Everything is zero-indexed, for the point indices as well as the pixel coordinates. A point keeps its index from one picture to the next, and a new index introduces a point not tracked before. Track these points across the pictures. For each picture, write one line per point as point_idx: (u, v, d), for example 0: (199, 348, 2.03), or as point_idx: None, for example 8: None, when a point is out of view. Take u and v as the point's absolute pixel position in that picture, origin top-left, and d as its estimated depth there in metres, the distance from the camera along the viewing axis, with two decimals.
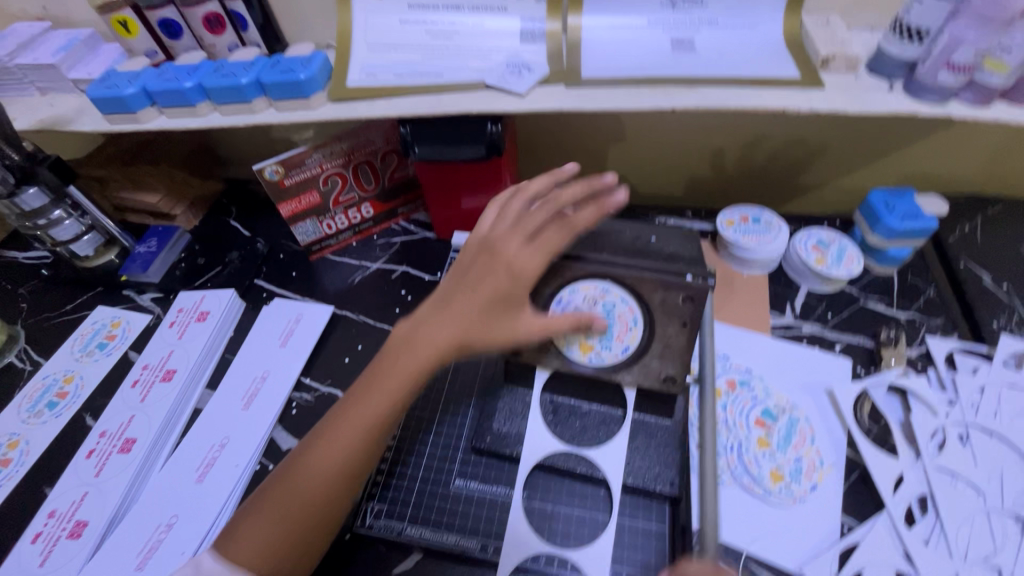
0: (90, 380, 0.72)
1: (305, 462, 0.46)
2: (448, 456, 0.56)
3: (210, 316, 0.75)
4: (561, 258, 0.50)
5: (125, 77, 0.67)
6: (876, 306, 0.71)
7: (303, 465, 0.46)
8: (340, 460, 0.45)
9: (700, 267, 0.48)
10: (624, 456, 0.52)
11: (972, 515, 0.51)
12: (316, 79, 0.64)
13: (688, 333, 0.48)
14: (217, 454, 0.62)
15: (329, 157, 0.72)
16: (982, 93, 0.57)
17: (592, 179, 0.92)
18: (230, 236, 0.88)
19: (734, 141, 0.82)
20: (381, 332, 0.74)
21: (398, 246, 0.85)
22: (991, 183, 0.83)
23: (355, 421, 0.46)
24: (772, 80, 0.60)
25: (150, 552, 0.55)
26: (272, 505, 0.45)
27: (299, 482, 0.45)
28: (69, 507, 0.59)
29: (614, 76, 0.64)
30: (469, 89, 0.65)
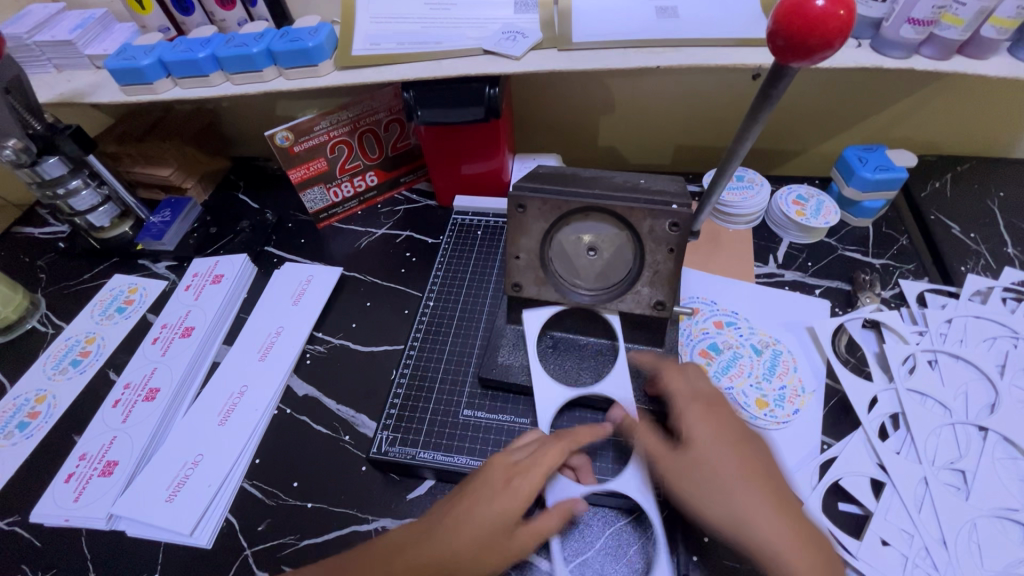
0: (111, 341, 0.75)
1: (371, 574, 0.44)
2: (457, 391, 0.62)
3: (224, 278, 0.78)
4: (554, 193, 0.52)
5: (140, 50, 0.71)
6: (853, 254, 0.75)
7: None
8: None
9: (684, 198, 0.51)
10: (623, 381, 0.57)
11: (938, 427, 0.56)
12: (323, 47, 0.68)
13: (675, 259, 0.52)
14: (238, 400, 0.66)
15: (335, 125, 0.76)
16: (943, 47, 0.61)
17: (585, 150, 0.97)
18: (240, 208, 0.92)
19: (718, 108, 0.86)
20: (388, 290, 0.78)
21: (401, 213, 0.89)
22: (961, 144, 0.88)
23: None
24: (751, 41, 0.65)
25: (179, 486, 0.59)
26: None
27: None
28: (100, 450, 0.63)
29: (603, 40, 0.67)
30: (467, 54, 0.69)
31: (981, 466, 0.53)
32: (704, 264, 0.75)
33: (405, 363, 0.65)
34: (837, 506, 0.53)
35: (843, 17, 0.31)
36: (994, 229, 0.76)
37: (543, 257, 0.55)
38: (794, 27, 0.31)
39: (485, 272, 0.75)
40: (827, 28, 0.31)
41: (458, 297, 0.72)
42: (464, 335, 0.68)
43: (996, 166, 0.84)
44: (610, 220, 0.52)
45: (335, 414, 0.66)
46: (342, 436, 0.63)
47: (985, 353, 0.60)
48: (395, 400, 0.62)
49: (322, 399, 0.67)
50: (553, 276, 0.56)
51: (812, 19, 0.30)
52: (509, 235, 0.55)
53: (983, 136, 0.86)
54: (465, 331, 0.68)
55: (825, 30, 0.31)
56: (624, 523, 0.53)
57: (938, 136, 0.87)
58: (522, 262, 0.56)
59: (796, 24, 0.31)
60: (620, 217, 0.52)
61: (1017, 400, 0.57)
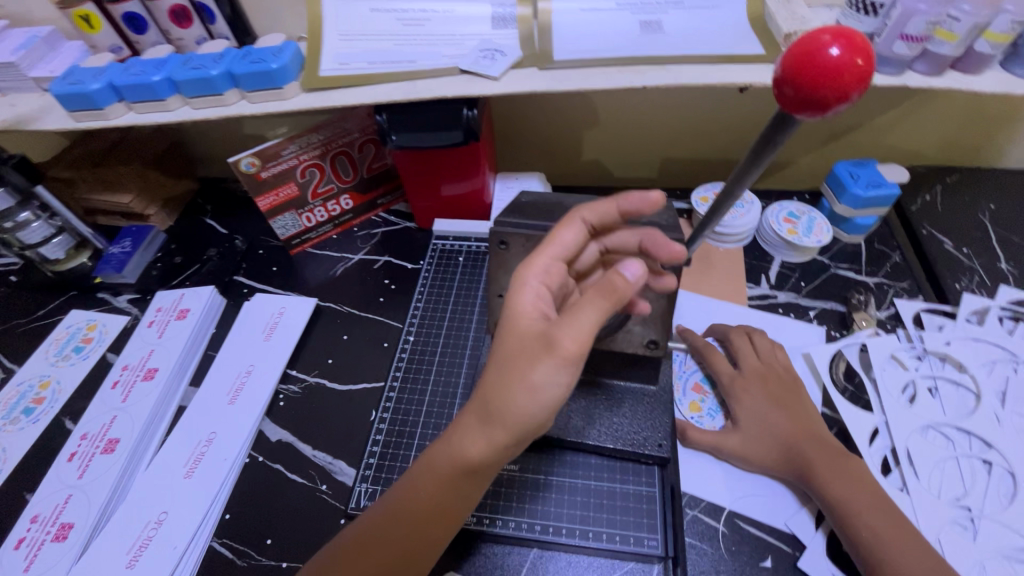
0: (67, 385, 0.70)
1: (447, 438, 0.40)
2: (440, 435, 0.59)
3: (190, 314, 0.74)
4: (537, 229, 0.49)
5: (90, 73, 0.66)
6: (846, 273, 0.73)
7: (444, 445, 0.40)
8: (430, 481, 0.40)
9: (676, 232, 0.48)
10: (614, 424, 0.54)
11: (942, 460, 0.53)
12: (289, 68, 0.64)
13: (668, 297, 0.49)
14: (205, 449, 0.61)
15: (305, 148, 0.72)
16: (936, 61, 0.58)
17: (568, 166, 0.94)
18: (207, 234, 0.87)
19: (705, 122, 0.84)
20: (366, 321, 0.74)
21: (378, 237, 0.85)
22: (948, 155, 0.87)
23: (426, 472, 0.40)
24: (740, 57, 0.61)
25: (141, 550, 0.55)
26: (416, 482, 0.41)
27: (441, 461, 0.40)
28: (53, 511, 0.58)
29: (586, 57, 0.64)
30: (443, 74, 0.65)
31: (988, 502, 0.51)
32: (695, 285, 0.73)
33: (385, 405, 0.62)
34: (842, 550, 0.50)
35: (861, 68, 0.28)
36: (987, 244, 0.74)
37: None
38: (802, 78, 0.28)
39: (468, 301, 0.72)
40: (839, 82, 0.28)
41: (440, 330, 0.69)
42: (446, 372, 0.64)
43: (986, 177, 0.83)
44: None
45: (311, 461, 0.61)
46: (319, 485, 0.59)
47: (986, 379, 0.58)
48: (374, 447, 0.59)
49: (296, 444, 0.63)
50: None
51: (821, 71, 0.28)
52: (490, 273, 0.51)
53: (971, 146, 0.85)
54: (448, 368, 0.65)
55: (836, 84, 0.28)
56: (621, 574, 0.50)
57: (926, 147, 0.85)
58: (505, 301, 0.53)
59: (804, 75, 0.28)
60: None
61: (1020, 429, 0.55)
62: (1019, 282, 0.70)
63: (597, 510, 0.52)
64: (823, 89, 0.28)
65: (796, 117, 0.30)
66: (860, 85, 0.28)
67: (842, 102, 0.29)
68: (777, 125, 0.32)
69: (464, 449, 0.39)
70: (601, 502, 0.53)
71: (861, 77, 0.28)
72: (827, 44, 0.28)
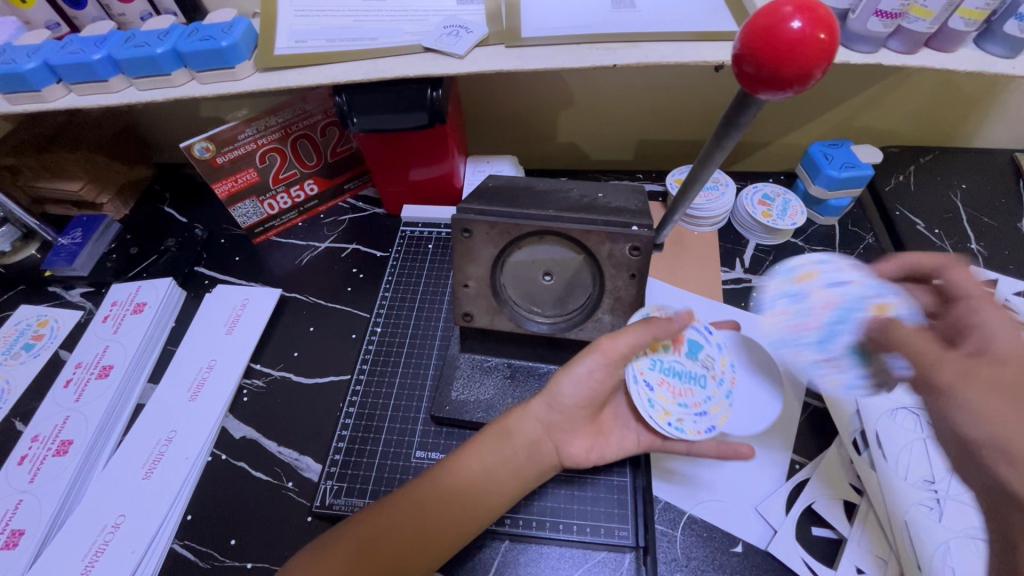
0: (18, 384, 0.67)
1: (453, 461, 0.47)
2: (409, 429, 0.57)
3: (147, 307, 0.70)
4: (502, 215, 0.47)
5: (22, 50, 0.61)
6: (820, 256, 0.73)
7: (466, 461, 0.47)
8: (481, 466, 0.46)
9: (646, 218, 0.47)
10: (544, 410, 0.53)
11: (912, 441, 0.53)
12: (240, 46, 0.60)
13: (637, 285, 0.48)
14: (165, 449, 0.59)
15: (264, 132, 0.69)
16: (911, 40, 0.56)
17: (542, 147, 0.91)
18: (165, 223, 0.83)
19: (681, 103, 0.82)
20: (333, 312, 0.72)
21: (346, 224, 0.82)
22: (922, 135, 0.86)
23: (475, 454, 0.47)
24: (715, 34, 0.59)
25: (96, 556, 0.52)
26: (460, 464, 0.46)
27: (447, 481, 0.45)
28: (3, 517, 0.56)
29: (554, 34, 0.61)
30: (404, 52, 0.61)
31: None
32: (670, 271, 0.71)
33: (352, 399, 0.60)
34: (811, 532, 0.50)
35: (826, 42, 0.26)
36: (958, 224, 0.75)
37: (495, 284, 0.50)
38: (762, 56, 0.27)
39: (437, 290, 0.70)
40: (802, 58, 0.26)
41: (408, 320, 0.67)
42: (415, 364, 0.63)
43: (959, 156, 0.83)
44: (565, 243, 0.48)
45: (276, 458, 0.60)
46: (285, 483, 0.58)
47: None
48: (340, 442, 0.57)
49: (261, 441, 0.61)
50: (507, 305, 0.51)
51: (782, 48, 0.26)
52: (455, 262, 0.49)
53: (944, 126, 0.84)
54: (416, 359, 0.63)
55: (799, 61, 0.26)
56: (593, 564, 0.50)
57: (901, 127, 0.85)
58: (472, 291, 0.51)
59: (763, 52, 0.27)
60: (575, 241, 0.47)
61: None
62: (989, 262, 0.71)
63: (568, 501, 0.52)
64: (785, 67, 0.26)
65: (760, 94, 0.29)
66: (826, 60, 0.27)
67: (806, 78, 0.27)
68: (742, 106, 0.31)
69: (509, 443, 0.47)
70: (571, 492, 0.52)
71: (826, 51, 0.26)
72: (789, 16, 0.26)
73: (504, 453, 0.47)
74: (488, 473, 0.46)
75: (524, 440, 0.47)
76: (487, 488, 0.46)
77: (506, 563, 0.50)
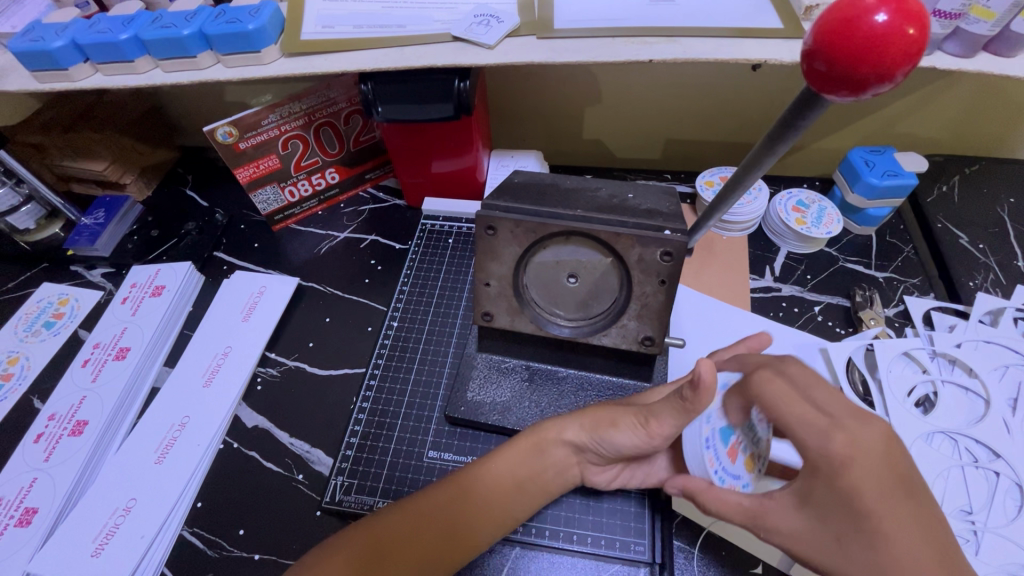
0: (37, 361, 0.67)
1: (484, 464, 0.45)
2: (422, 428, 0.56)
3: (165, 291, 0.70)
4: (528, 213, 0.45)
5: (52, 28, 0.60)
6: (855, 267, 0.70)
7: (487, 469, 0.45)
8: (503, 473, 0.45)
9: (678, 222, 0.45)
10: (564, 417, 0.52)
11: (947, 469, 0.51)
12: (266, 29, 0.58)
13: (666, 292, 0.45)
14: (178, 434, 0.59)
15: (287, 118, 0.67)
16: (969, 43, 0.52)
17: (568, 143, 0.89)
18: (187, 207, 0.83)
19: (714, 102, 0.79)
20: (350, 303, 0.71)
21: (366, 214, 0.81)
22: (968, 144, 0.82)
23: (499, 464, 0.45)
24: (756, 31, 0.56)
25: (107, 538, 0.52)
26: (484, 473, 0.45)
27: (472, 487, 0.44)
28: (18, 495, 0.56)
29: (587, 27, 0.58)
30: (434, 41, 0.59)
31: (993, 515, 0.49)
32: (696, 277, 0.69)
33: (365, 393, 0.59)
34: None
35: (911, 40, 0.24)
36: (1004, 240, 0.71)
37: (517, 285, 0.49)
38: (836, 52, 0.25)
39: (456, 286, 0.68)
40: (882, 58, 0.24)
41: (426, 315, 0.66)
42: (431, 361, 0.61)
43: (1007, 168, 0.78)
44: (592, 245, 0.46)
45: (287, 449, 0.59)
46: (295, 475, 0.57)
47: (997, 385, 0.56)
48: (352, 438, 0.56)
49: (273, 431, 0.60)
50: (529, 306, 0.49)
51: (860, 44, 0.24)
52: (477, 260, 0.48)
53: (993, 135, 0.80)
54: (432, 357, 0.62)
55: (878, 60, 0.24)
56: None
57: (946, 135, 0.80)
58: (494, 290, 0.49)
59: (840, 49, 0.24)
60: (603, 243, 0.45)
61: None
62: None
63: (582, 510, 0.50)
64: (862, 67, 0.24)
65: (827, 95, 0.27)
66: (907, 61, 0.24)
67: (883, 81, 0.25)
68: (804, 109, 0.28)
69: (537, 453, 0.46)
70: (585, 501, 0.51)
71: (911, 49, 0.24)
72: (872, 9, 0.24)
73: (529, 464, 0.45)
74: (513, 480, 0.45)
75: (540, 446, 0.46)
76: (503, 497, 0.45)
77: (515, 570, 0.49)
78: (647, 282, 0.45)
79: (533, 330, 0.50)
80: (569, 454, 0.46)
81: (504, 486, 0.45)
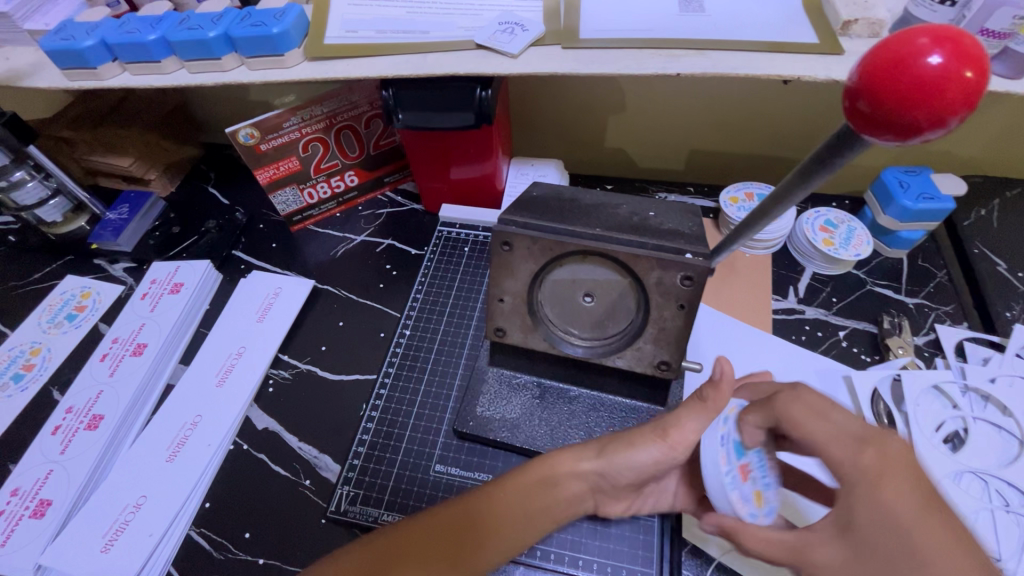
0: (59, 353, 0.68)
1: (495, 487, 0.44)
2: (429, 441, 0.56)
3: (184, 288, 0.71)
4: (545, 230, 0.44)
5: (82, 27, 0.61)
6: (884, 291, 0.67)
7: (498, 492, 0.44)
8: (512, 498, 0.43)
9: (700, 245, 0.43)
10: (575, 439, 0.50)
11: (976, 512, 0.48)
12: (290, 33, 0.58)
13: (685, 316, 0.44)
14: (189, 432, 0.59)
15: (308, 121, 0.68)
16: (1018, 64, 0.49)
17: (590, 152, 0.87)
18: (208, 204, 0.83)
19: (742, 115, 0.77)
20: (365, 307, 0.71)
21: (384, 218, 0.81)
22: (1010, 166, 0.78)
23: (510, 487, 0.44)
24: (788, 46, 0.54)
25: (116, 534, 0.53)
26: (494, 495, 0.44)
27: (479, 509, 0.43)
28: (33, 485, 0.57)
29: (614, 37, 0.57)
30: (457, 48, 0.59)
31: None
32: (716, 296, 0.67)
33: (375, 401, 0.59)
34: None
35: (969, 84, 0.22)
36: None
37: (532, 302, 0.48)
38: (883, 95, 0.23)
39: (470, 296, 0.68)
40: (935, 104, 0.22)
41: (438, 324, 0.65)
42: (441, 372, 0.61)
43: None
44: (610, 265, 0.44)
45: (296, 453, 0.59)
46: (302, 480, 0.57)
47: None
48: (359, 447, 0.56)
49: (283, 435, 0.60)
50: (543, 324, 0.49)
51: (912, 87, 0.22)
52: (491, 275, 0.47)
53: None
54: (443, 368, 0.61)
55: (932, 104, 0.22)
56: None
57: (987, 155, 0.77)
58: (507, 307, 0.48)
59: (888, 91, 0.23)
60: (621, 264, 0.44)
61: None
62: None
63: (589, 535, 0.49)
64: (913, 112, 0.23)
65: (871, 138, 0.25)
66: (964, 107, 0.23)
67: (936, 127, 0.23)
68: (841, 142, 0.27)
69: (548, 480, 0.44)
70: (593, 525, 0.50)
71: (967, 94, 0.22)
72: (927, 50, 0.22)
73: (540, 493, 0.44)
74: (522, 507, 0.43)
75: (549, 469, 0.45)
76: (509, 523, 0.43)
77: None
78: (666, 306, 0.44)
79: (545, 348, 0.49)
80: (578, 477, 0.45)
81: (513, 510, 0.43)
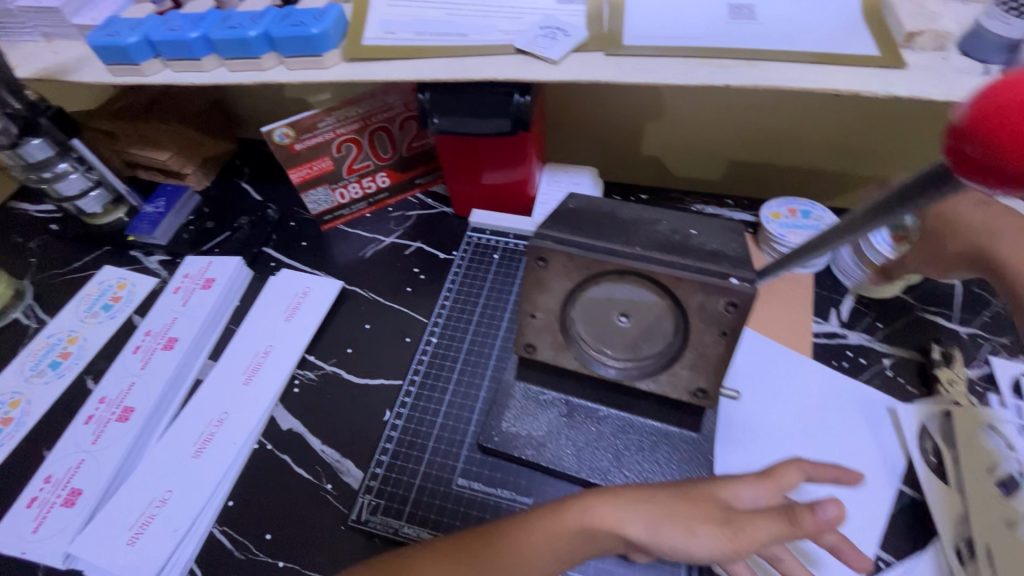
0: (93, 343, 0.70)
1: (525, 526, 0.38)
2: (453, 454, 0.55)
3: (215, 284, 0.71)
4: (581, 247, 0.43)
5: (126, 24, 0.62)
6: (934, 318, 0.63)
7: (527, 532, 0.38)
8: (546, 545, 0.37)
9: (746, 269, 0.41)
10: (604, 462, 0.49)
11: None
12: (329, 34, 0.58)
13: (727, 343, 0.42)
14: (215, 430, 0.59)
15: (343, 122, 0.67)
16: None
17: (625, 159, 0.85)
18: (241, 200, 0.84)
19: (787, 125, 0.74)
20: (391, 311, 0.70)
21: (413, 220, 0.80)
22: None
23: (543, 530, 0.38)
24: (844, 58, 0.51)
25: (142, 528, 0.54)
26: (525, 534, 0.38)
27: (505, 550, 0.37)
28: (66, 474, 0.58)
29: (659, 45, 0.55)
30: (496, 52, 0.57)
31: None
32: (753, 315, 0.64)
33: (399, 409, 0.59)
34: None
35: None
36: None
37: (565, 319, 0.46)
38: (990, 138, 0.20)
39: (498, 305, 0.67)
40: None
41: (465, 333, 0.64)
42: (466, 382, 0.60)
43: None
44: (649, 287, 0.43)
45: (318, 457, 0.59)
46: (324, 484, 0.57)
47: None
48: (382, 455, 0.56)
49: (306, 436, 0.60)
50: (575, 342, 0.47)
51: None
52: (524, 290, 0.46)
53: None
54: (468, 378, 0.60)
55: None
56: None
57: None
58: (539, 323, 0.47)
59: (997, 135, 0.20)
60: (662, 286, 0.42)
61: None
62: None
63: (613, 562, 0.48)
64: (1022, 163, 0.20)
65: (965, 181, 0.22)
66: None
67: None
68: (924, 177, 0.24)
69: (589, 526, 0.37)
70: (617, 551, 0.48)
71: None
72: None
73: (579, 541, 0.37)
74: (558, 555, 0.37)
75: None
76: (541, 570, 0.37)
77: None
78: (708, 331, 0.42)
79: (576, 367, 0.48)
80: None
81: (547, 558, 0.37)
